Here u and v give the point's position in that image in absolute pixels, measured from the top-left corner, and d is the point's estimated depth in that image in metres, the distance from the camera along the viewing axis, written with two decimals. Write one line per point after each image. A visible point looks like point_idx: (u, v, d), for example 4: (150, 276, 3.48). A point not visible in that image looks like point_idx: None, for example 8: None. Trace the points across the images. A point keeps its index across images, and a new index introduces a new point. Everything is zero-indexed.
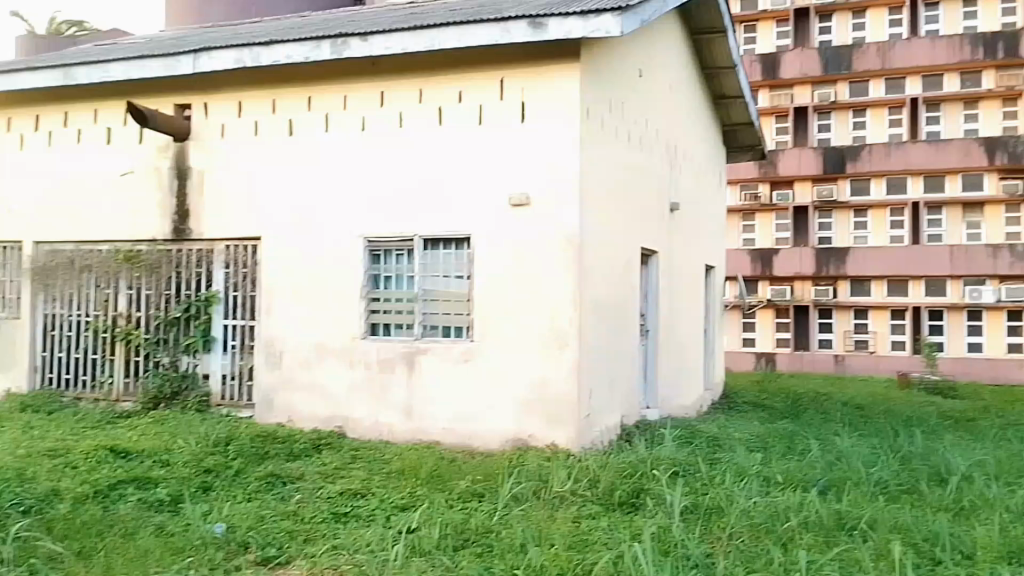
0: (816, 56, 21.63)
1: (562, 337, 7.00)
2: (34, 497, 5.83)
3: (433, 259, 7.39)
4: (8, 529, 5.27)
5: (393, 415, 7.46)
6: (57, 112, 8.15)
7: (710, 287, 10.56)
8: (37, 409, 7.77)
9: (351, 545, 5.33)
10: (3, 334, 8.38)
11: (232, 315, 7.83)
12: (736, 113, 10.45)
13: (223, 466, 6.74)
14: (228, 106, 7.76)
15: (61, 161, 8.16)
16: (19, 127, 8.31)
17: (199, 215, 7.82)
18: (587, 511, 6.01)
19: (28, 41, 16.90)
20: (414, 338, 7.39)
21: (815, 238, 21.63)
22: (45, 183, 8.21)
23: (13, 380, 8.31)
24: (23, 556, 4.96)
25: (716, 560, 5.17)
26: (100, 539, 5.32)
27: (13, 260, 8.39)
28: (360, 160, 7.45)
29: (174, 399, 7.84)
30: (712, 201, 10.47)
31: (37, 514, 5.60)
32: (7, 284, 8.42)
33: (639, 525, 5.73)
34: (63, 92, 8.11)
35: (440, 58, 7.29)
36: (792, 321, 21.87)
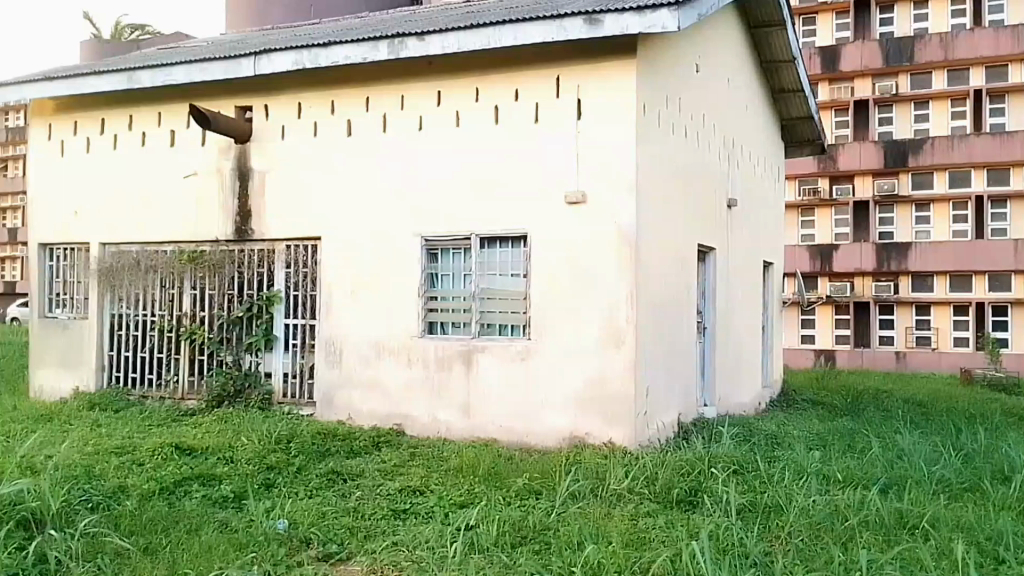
0: (878, 48, 21.30)
1: (618, 336, 6.97)
2: (102, 493, 5.97)
3: (489, 258, 7.40)
4: (76, 525, 5.41)
5: (452, 413, 7.50)
6: (122, 115, 8.29)
7: (768, 283, 10.44)
8: (105, 408, 7.93)
9: (410, 541, 5.39)
10: (73, 334, 8.56)
11: (293, 314, 7.92)
12: (794, 107, 10.31)
13: (285, 463, 6.84)
14: (288, 108, 7.84)
15: (127, 164, 8.29)
16: (85, 131, 8.46)
17: (260, 216, 7.91)
18: (645, 510, 5.99)
19: (93, 45, 17.30)
20: (470, 337, 7.42)
21: (877, 233, 21.36)
22: (112, 186, 8.35)
23: (82, 379, 8.48)
24: (92, 551, 5.09)
25: (775, 559, 5.13)
26: (165, 535, 5.43)
27: (80, 262, 8.57)
28: (418, 160, 7.48)
29: (238, 398, 7.95)
30: (769, 197, 10.35)
31: (104, 510, 5.74)
32: (75, 285, 8.60)
33: (696, 524, 5.69)
34: (128, 96, 8.26)
35: (497, 56, 7.29)
36: (852, 317, 21.70)
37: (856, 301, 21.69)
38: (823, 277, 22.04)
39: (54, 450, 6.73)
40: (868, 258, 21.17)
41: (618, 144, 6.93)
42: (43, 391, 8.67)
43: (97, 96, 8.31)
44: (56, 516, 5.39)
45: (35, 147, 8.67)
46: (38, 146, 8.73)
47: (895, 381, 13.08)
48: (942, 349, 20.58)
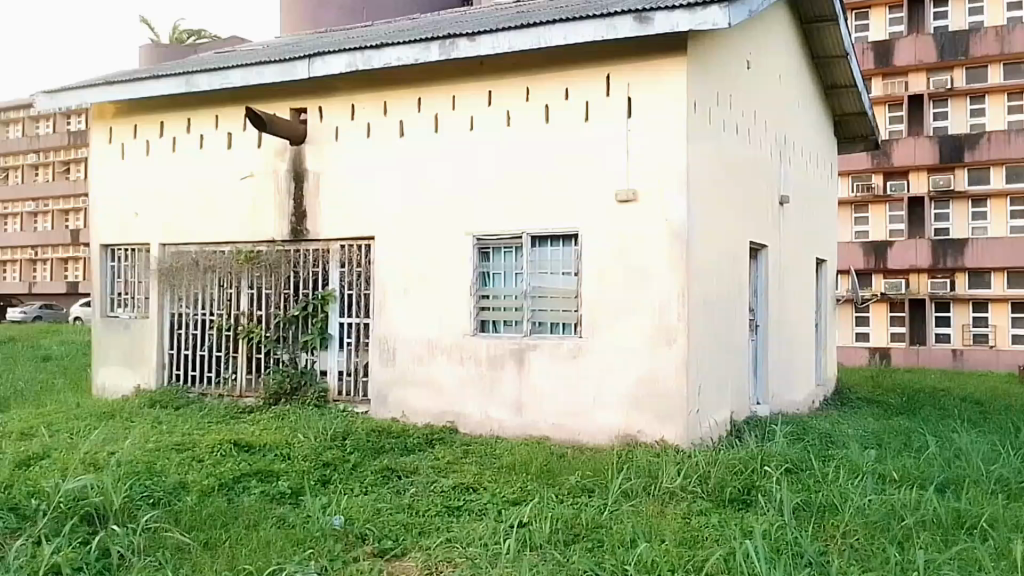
0: (932, 42, 21.06)
1: (669, 333, 6.96)
2: (163, 489, 6.11)
3: (540, 257, 7.44)
4: (138, 520, 5.56)
5: (505, 411, 7.54)
6: (181, 118, 8.47)
7: (820, 281, 10.36)
8: (166, 405, 8.11)
9: (464, 538, 5.44)
10: (134, 333, 8.75)
11: (348, 313, 8.03)
12: (847, 102, 10.22)
13: (341, 459, 6.92)
14: (343, 109, 7.96)
15: (186, 166, 8.46)
16: (145, 134, 8.64)
17: (315, 216, 8.03)
18: (697, 508, 5.96)
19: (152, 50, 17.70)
20: (523, 335, 7.46)
21: (932, 229, 21.12)
22: (172, 188, 8.52)
23: (143, 377, 8.67)
24: (154, 546, 5.22)
25: (830, 559, 5.06)
26: (225, 531, 5.54)
27: (141, 262, 8.76)
28: (468, 161, 7.55)
29: (294, 395, 8.07)
30: (821, 193, 10.25)
31: (165, 506, 5.88)
32: (136, 284, 8.79)
33: (749, 523, 5.63)
34: (186, 99, 8.43)
35: (550, 56, 7.33)
36: (907, 315, 21.40)
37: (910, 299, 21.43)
38: (875, 274, 21.86)
39: (117, 446, 6.86)
40: (924, 257, 20.91)
41: (669, 141, 6.92)
42: (105, 389, 8.87)
43: (157, 100, 8.49)
44: (119, 511, 5.57)
45: (96, 150, 8.87)
46: (99, 149, 8.93)
47: (954, 381, 12.89)
48: (1001, 347, 20.22)
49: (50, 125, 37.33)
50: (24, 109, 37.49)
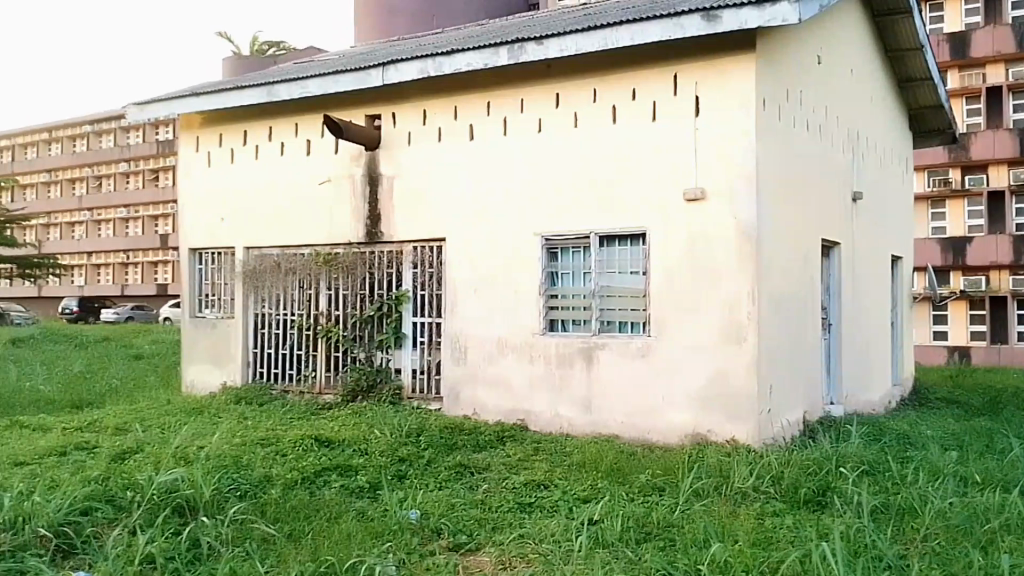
0: (1011, 33, 20.21)
1: (740, 332, 6.90)
2: (250, 482, 6.40)
3: (608, 257, 7.50)
4: (226, 512, 5.85)
5: (574, 409, 7.62)
6: (262, 127, 8.85)
7: (895, 278, 10.15)
8: (251, 401, 8.50)
9: (537, 534, 5.53)
10: (221, 333, 9.18)
11: (421, 312, 8.24)
12: (922, 95, 10.00)
13: (415, 455, 7.11)
14: (414, 115, 8.20)
15: (268, 172, 8.85)
16: (229, 143, 9.07)
17: (389, 219, 8.28)
18: (771, 509, 5.88)
19: (236, 63, 18.59)
20: (591, 334, 7.52)
21: (1013, 225, 20.46)
22: (254, 193, 8.92)
23: (229, 374, 9.09)
24: (241, 537, 5.49)
25: (911, 562, 4.89)
26: (307, 523, 5.77)
27: (226, 265, 9.20)
28: (537, 162, 7.67)
29: (370, 393, 8.34)
30: (896, 189, 10.03)
31: (252, 498, 6.17)
32: (222, 286, 9.22)
33: (826, 524, 5.52)
34: (267, 109, 8.82)
35: (619, 57, 7.39)
36: (988, 313, 20.69)
37: (991, 297, 20.73)
38: (953, 271, 21.29)
39: (206, 441, 7.18)
40: (1005, 253, 20.23)
41: (739, 138, 6.88)
42: (194, 385, 9.33)
43: (239, 110, 8.91)
44: (208, 503, 5.87)
45: (184, 159, 9.34)
46: (187, 157, 9.39)
47: None
48: None
49: (138, 135, 38.97)
50: (113, 121, 39.10)
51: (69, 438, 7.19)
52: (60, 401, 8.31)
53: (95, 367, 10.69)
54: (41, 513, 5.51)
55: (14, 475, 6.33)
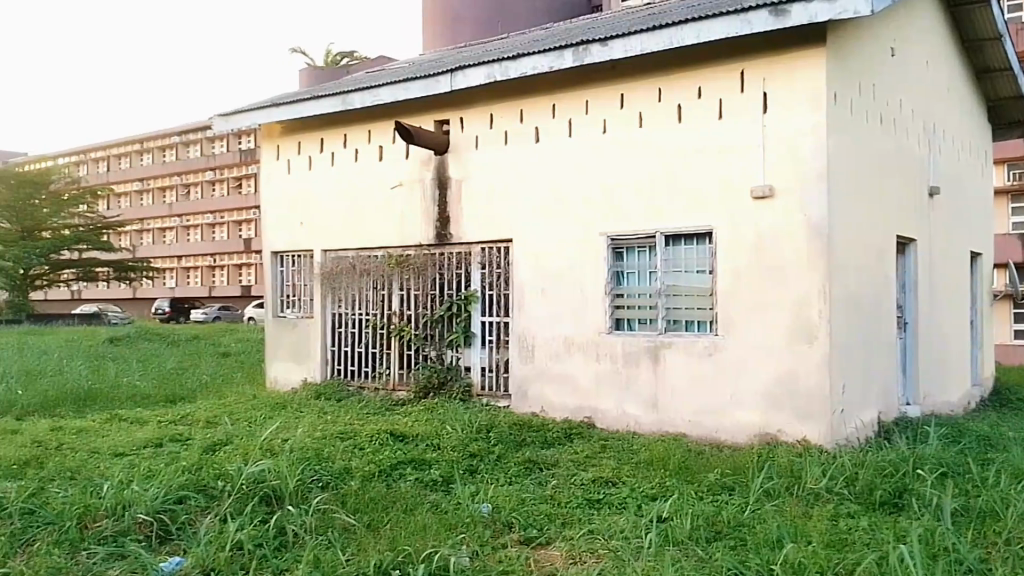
0: None
1: (811, 331, 6.82)
2: (331, 474, 6.73)
3: (674, 256, 7.54)
4: (310, 501, 6.18)
5: (641, 407, 7.69)
6: (337, 135, 9.27)
7: (974, 275, 9.83)
8: (329, 397, 8.92)
9: (606, 530, 5.65)
10: (301, 332, 9.66)
11: (489, 312, 8.48)
12: (1003, 86, 9.67)
13: (486, 451, 7.33)
14: (481, 119, 8.41)
15: (343, 178, 9.26)
16: (307, 150, 9.55)
17: (458, 221, 8.54)
18: (845, 510, 5.81)
19: (309, 73, 19.42)
20: (657, 333, 7.58)
21: None
22: (331, 198, 9.36)
23: (309, 371, 9.55)
24: (324, 526, 5.78)
25: (994, 566, 4.76)
26: (386, 513, 6.05)
27: (305, 267, 9.67)
28: (602, 163, 7.78)
29: (441, 390, 8.62)
30: (975, 183, 9.71)
31: (334, 489, 6.49)
32: (302, 287, 9.69)
33: (903, 526, 5.42)
34: (341, 117, 9.23)
35: (685, 55, 7.41)
36: None
37: None
38: None
39: (290, 434, 7.58)
40: None
41: (808, 133, 6.80)
42: (277, 381, 9.85)
43: (316, 119, 9.36)
44: (293, 493, 6.22)
45: (265, 166, 9.87)
46: (269, 165, 9.95)
47: None
48: None
49: (223, 144, 40.78)
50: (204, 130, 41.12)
51: (163, 431, 7.69)
52: (154, 396, 8.88)
53: (186, 364, 11.35)
54: (141, 499, 5.93)
55: (117, 465, 6.83)
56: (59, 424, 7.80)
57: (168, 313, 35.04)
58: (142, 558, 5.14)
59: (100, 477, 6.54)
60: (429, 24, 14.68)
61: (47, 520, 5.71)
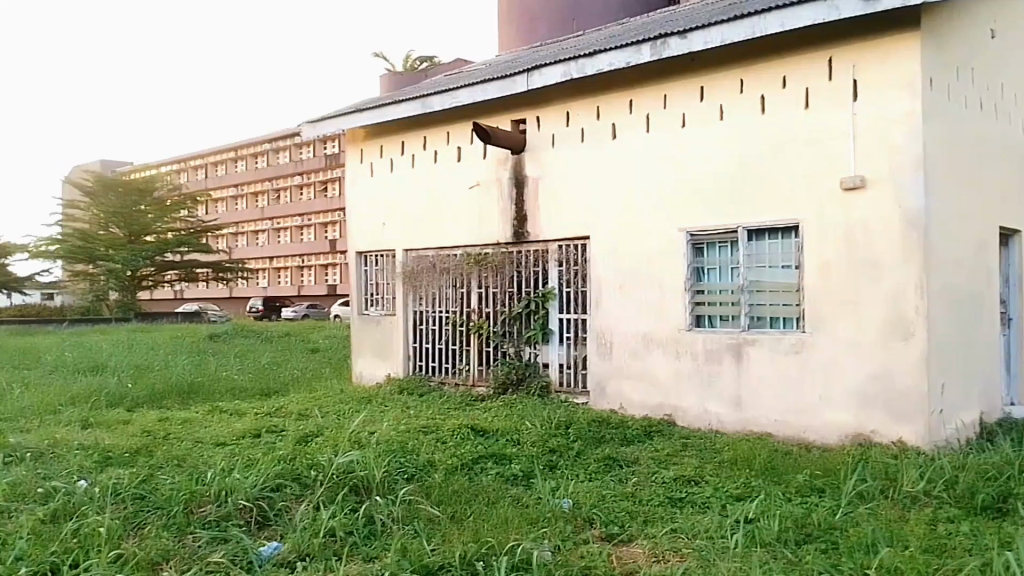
0: None
1: (907, 327, 6.52)
2: (415, 466, 6.96)
3: (758, 250, 7.37)
4: (396, 493, 6.39)
5: (723, 405, 7.56)
6: (417, 137, 9.62)
7: None
8: (411, 392, 9.23)
9: (690, 529, 5.58)
10: (385, 329, 10.11)
11: (567, 309, 8.59)
12: None
13: (566, 447, 7.39)
14: (559, 118, 8.53)
15: (422, 179, 9.61)
16: (389, 153, 9.95)
17: (535, 219, 8.68)
18: (945, 514, 5.51)
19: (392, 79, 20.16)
20: (740, 330, 7.43)
21: None
22: (412, 199, 9.73)
23: (393, 366, 9.98)
24: (410, 516, 5.97)
25: None
26: (469, 506, 6.19)
27: (388, 266, 10.13)
28: (682, 158, 7.69)
29: (520, 386, 8.78)
30: None
31: (418, 481, 6.69)
32: (385, 286, 10.14)
33: (1010, 534, 5.10)
34: (421, 120, 9.58)
35: (768, 44, 7.23)
36: None
37: None
38: None
39: (376, 427, 7.85)
40: None
41: (902, 121, 6.50)
42: (363, 375, 10.35)
43: (397, 122, 9.74)
44: (380, 484, 6.43)
45: (350, 169, 10.37)
46: (353, 168, 10.46)
47: None
48: None
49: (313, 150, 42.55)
50: (291, 137, 43.27)
51: (260, 422, 8.09)
52: (250, 389, 9.36)
53: (279, 359, 11.91)
54: (241, 486, 6.27)
55: (219, 454, 7.24)
56: (166, 415, 8.33)
57: (261, 313, 36.74)
58: (244, 542, 5.41)
59: (203, 465, 6.97)
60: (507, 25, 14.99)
61: (156, 504, 6.08)
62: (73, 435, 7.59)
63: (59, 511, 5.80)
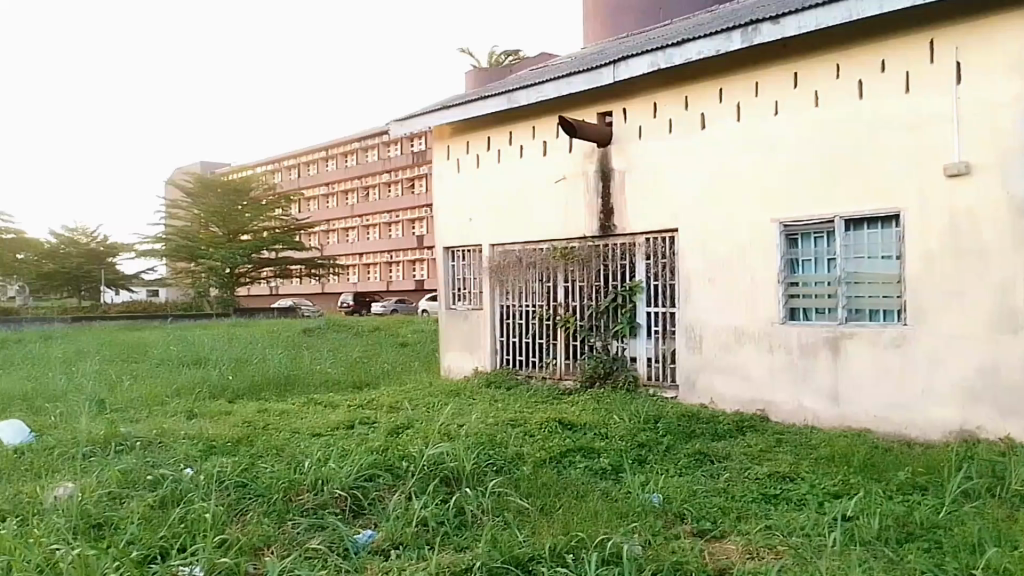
0: None
1: (1016, 319, 6.18)
2: (504, 458, 7.03)
3: (856, 241, 7.12)
4: (486, 484, 6.47)
5: (819, 400, 7.36)
6: (503, 133, 9.89)
7: None
8: (498, 384, 9.47)
9: (786, 526, 5.38)
10: (473, 323, 10.45)
11: (655, 303, 8.64)
12: None
13: (655, 441, 7.33)
14: (647, 109, 8.54)
15: (509, 175, 9.86)
16: (475, 149, 10.26)
17: (622, 212, 8.76)
18: None
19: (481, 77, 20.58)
20: (837, 323, 7.21)
21: None
22: (497, 194, 10.00)
23: (481, 360, 10.33)
24: (499, 508, 6.02)
25: None
26: (557, 498, 6.22)
27: (475, 261, 10.48)
28: (774, 147, 7.54)
29: (607, 379, 8.87)
30: None
31: (507, 473, 6.77)
32: (472, 281, 10.50)
33: None
34: (506, 116, 9.82)
35: (866, 27, 6.94)
36: None
37: None
38: None
39: (465, 419, 7.96)
40: None
41: (1010, 104, 6.16)
42: (451, 369, 10.77)
43: (482, 119, 10.04)
44: (470, 475, 6.53)
45: (438, 166, 10.77)
46: (440, 165, 10.89)
47: None
48: None
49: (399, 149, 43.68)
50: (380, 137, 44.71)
51: (353, 414, 8.33)
52: (342, 381, 9.66)
53: (368, 353, 12.27)
54: (337, 476, 6.47)
55: (315, 444, 7.49)
56: (265, 406, 8.68)
57: (350, 305, 38.14)
58: (340, 529, 5.54)
59: (301, 455, 7.21)
60: (593, 18, 15.04)
61: (257, 492, 6.29)
62: (179, 425, 7.97)
63: (167, 498, 6.02)
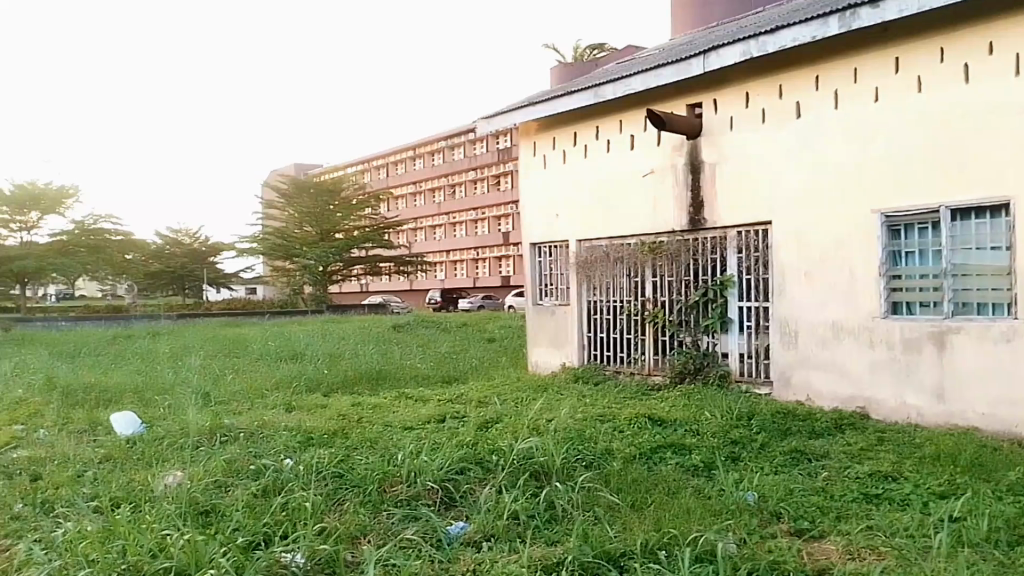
0: None
1: None
2: (595, 453, 7.04)
3: (964, 232, 6.77)
4: (576, 478, 6.49)
5: (923, 397, 7.05)
6: (589, 128, 9.95)
7: None
8: (587, 380, 9.55)
9: (888, 527, 5.18)
10: (559, 319, 10.56)
11: (748, 297, 8.49)
12: None
13: (748, 439, 7.21)
14: (739, 100, 8.40)
15: (596, 170, 9.90)
16: (561, 145, 10.36)
17: (712, 205, 8.65)
18: None
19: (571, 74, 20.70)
20: (943, 318, 6.89)
21: None
22: (582, 189, 10.07)
23: (567, 356, 10.43)
24: (589, 503, 6.00)
25: None
26: (649, 494, 6.17)
27: (562, 257, 10.58)
28: (873, 136, 7.27)
29: (698, 375, 8.83)
30: None
31: (597, 468, 6.77)
32: (559, 276, 10.62)
33: None
34: (593, 111, 9.88)
35: (976, 6, 6.58)
36: None
37: None
38: None
39: (554, 415, 8.02)
40: None
41: None
42: (538, 364, 10.92)
43: (569, 114, 10.14)
44: (560, 470, 6.56)
45: (524, 162, 10.94)
46: (527, 162, 11.05)
47: None
48: None
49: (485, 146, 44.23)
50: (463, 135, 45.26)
51: (444, 409, 8.50)
52: (431, 376, 9.89)
53: (456, 348, 12.52)
54: (431, 468, 6.62)
55: (408, 437, 7.67)
56: (359, 400, 8.95)
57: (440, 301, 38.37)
58: (433, 521, 5.66)
59: (395, 448, 7.40)
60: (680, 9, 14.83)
61: (353, 483, 6.48)
62: (278, 417, 8.30)
63: (268, 488, 6.26)
